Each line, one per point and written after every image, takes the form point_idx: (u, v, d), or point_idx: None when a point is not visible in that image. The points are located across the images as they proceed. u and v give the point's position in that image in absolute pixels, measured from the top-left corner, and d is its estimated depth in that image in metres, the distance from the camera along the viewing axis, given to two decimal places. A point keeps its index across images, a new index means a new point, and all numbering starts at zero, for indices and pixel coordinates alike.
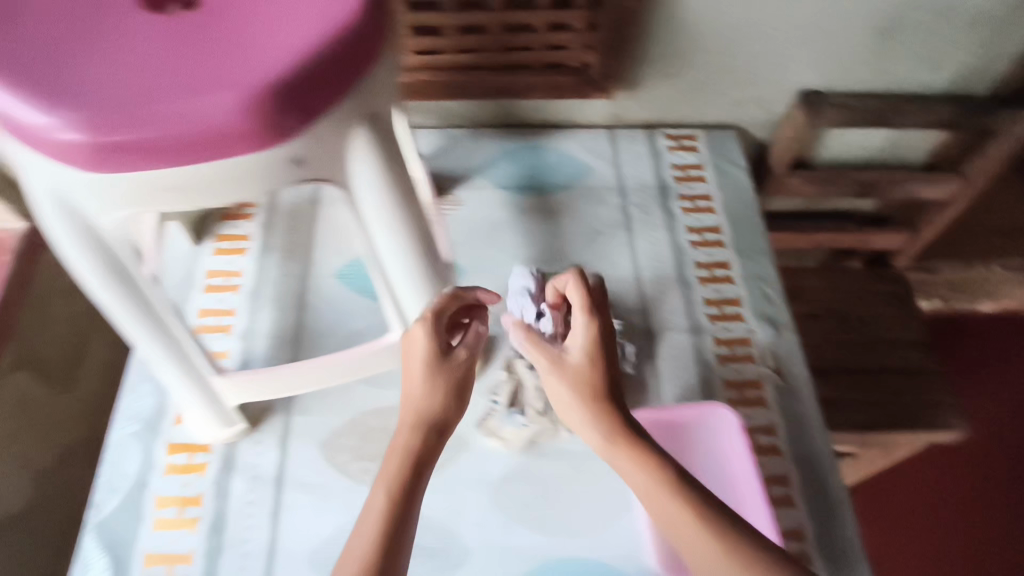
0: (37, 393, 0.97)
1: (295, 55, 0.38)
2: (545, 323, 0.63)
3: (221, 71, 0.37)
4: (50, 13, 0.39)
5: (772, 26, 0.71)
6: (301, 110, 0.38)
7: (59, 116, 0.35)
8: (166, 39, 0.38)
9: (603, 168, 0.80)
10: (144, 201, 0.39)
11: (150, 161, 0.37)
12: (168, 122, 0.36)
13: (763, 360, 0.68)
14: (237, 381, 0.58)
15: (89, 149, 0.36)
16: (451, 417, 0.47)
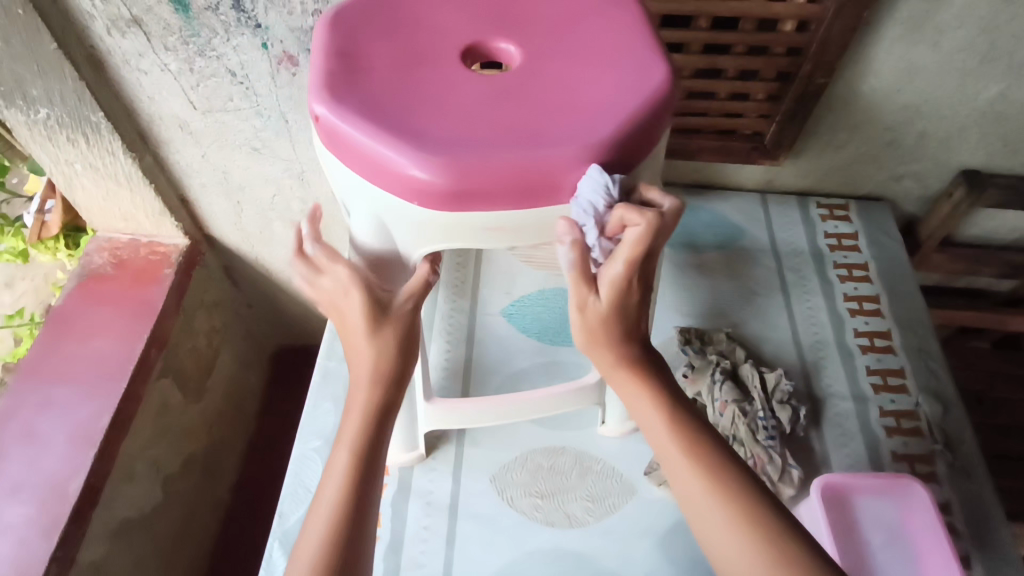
0: (178, 400, 1.01)
1: (623, 109, 0.37)
2: (720, 380, 0.64)
3: (553, 122, 0.36)
4: (382, 59, 0.39)
5: (946, 107, 0.73)
6: (622, 164, 0.37)
7: (410, 155, 0.35)
8: (499, 89, 0.38)
9: (756, 232, 0.83)
10: (452, 236, 0.38)
11: (483, 204, 0.36)
12: (515, 165, 0.35)
13: (931, 434, 0.67)
14: (443, 409, 0.60)
15: (433, 190, 0.35)
16: (407, 370, 0.41)
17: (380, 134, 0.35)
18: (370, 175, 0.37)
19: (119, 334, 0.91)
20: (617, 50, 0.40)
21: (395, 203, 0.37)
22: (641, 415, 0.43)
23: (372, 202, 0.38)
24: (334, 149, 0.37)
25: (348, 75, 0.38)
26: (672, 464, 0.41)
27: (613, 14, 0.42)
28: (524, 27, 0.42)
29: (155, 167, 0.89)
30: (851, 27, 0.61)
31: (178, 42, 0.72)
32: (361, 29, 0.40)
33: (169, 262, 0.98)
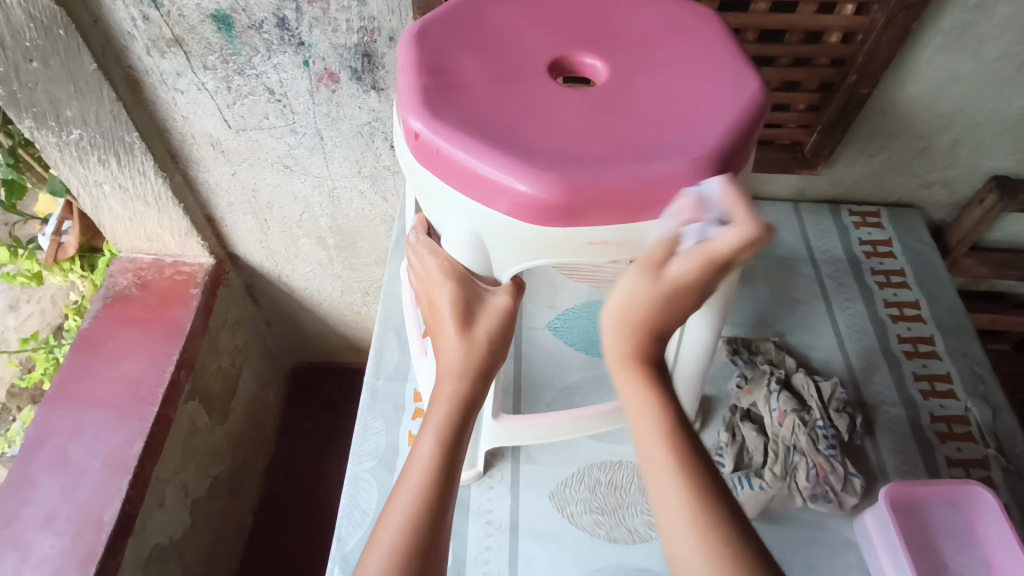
0: (204, 422, 0.99)
1: (720, 127, 0.39)
2: (776, 390, 0.64)
3: (654, 139, 0.39)
4: (473, 79, 0.41)
5: (981, 115, 0.74)
6: (720, 177, 0.39)
7: (514, 169, 0.37)
8: (590, 106, 0.40)
9: (792, 240, 0.83)
10: (550, 250, 0.40)
11: (584, 216, 0.38)
12: (617, 179, 0.37)
13: (984, 439, 0.67)
14: (509, 425, 0.59)
15: (536, 202, 0.37)
16: (496, 367, 0.43)
17: (484, 150, 0.37)
18: (470, 189, 0.39)
19: (148, 356, 0.90)
20: (702, 71, 0.42)
21: (496, 217, 0.39)
22: (640, 420, 0.40)
23: (473, 216, 0.40)
24: (434, 164, 0.40)
25: (445, 94, 0.40)
26: (657, 470, 0.38)
27: (689, 38, 0.45)
28: (603, 48, 0.44)
29: (184, 187, 0.88)
30: (898, 40, 0.63)
31: (218, 62, 0.73)
32: (449, 51, 0.43)
33: (195, 282, 0.96)
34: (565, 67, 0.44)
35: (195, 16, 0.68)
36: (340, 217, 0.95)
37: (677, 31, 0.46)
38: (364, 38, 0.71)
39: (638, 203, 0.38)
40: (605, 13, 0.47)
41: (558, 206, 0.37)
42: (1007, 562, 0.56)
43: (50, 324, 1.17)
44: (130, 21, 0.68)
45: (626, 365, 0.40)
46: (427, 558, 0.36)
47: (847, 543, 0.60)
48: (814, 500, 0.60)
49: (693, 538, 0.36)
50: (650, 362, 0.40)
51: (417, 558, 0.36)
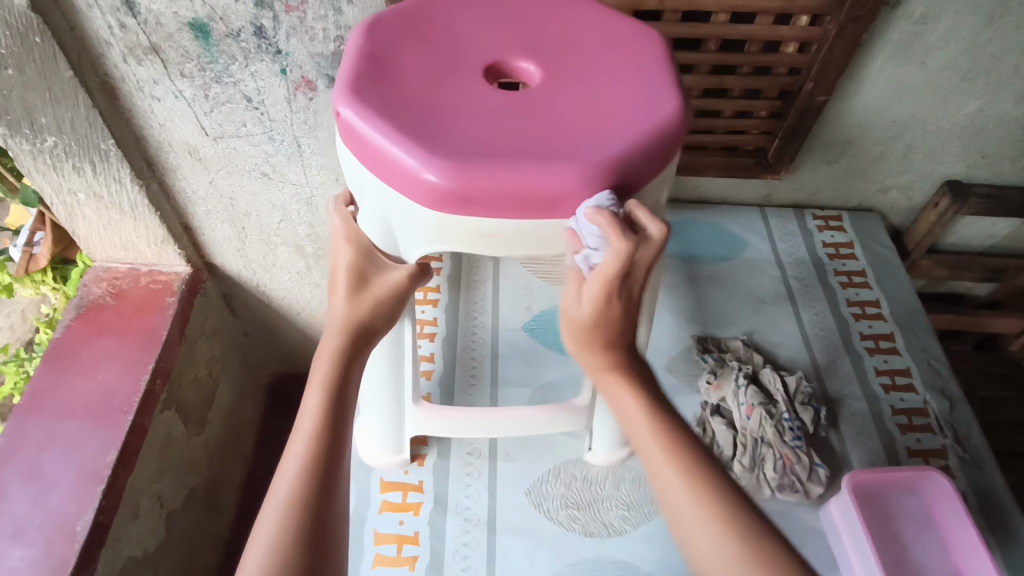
0: (181, 432, 0.98)
1: (631, 136, 0.41)
2: (744, 383, 0.67)
3: (563, 140, 0.41)
4: (408, 75, 0.44)
5: (932, 123, 0.79)
6: (620, 183, 0.41)
7: (420, 157, 0.40)
8: (509, 105, 0.43)
9: (758, 244, 0.86)
10: (453, 237, 0.43)
11: (477, 208, 0.41)
12: (514, 174, 0.39)
13: (941, 430, 0.70)
14: (427, 416, 0.60)
15: (441, 190, 0.40)
16: (379, 332, 0.45)
17: (399, 138, 0.40)
18: (384, 172, 0.42)
19: (123, 365, 0.89)
20: (636, 82, 0.45)
21: (409, 203, 0.42)
22: (620, 403, 0.43)
23: (390, 204, 0.44)
24: (359, 149, 0.42)
25: (378, 86, 0.43)
26: (642, 444, 0.41)
27: (627, 53, 0.47)
28: (539, 53, 0.47)
29: (160, 196, 0.89)
30: (850, 50, 0.67)
31: (195, 70, 0.74)
32: (395, 46, 0.46)
33: (171, 290, 0.96)
34: (501, 69, 0.47)
35: (173, 24, 0.69)
36: (318, 224, 0.96)
37: (618, 45, 0.48)
38: (341, 46, 0.73)
39: (537, 200, 0.40)
40: (554, 22, 0.50)
41: (455, 196, 0.40)
42: (964, 546, 0.58)
43: (19, 338, 1.15)
44: (107, 29, 0.69)
45: (605, 371, 0.44)
46: (324, 508, 0.37)
47: (814, 532, 0.61)
48: (781, 491, 0.62)
49: (689, 502, 0.38)
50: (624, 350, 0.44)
51: (316, 493, 0.37)
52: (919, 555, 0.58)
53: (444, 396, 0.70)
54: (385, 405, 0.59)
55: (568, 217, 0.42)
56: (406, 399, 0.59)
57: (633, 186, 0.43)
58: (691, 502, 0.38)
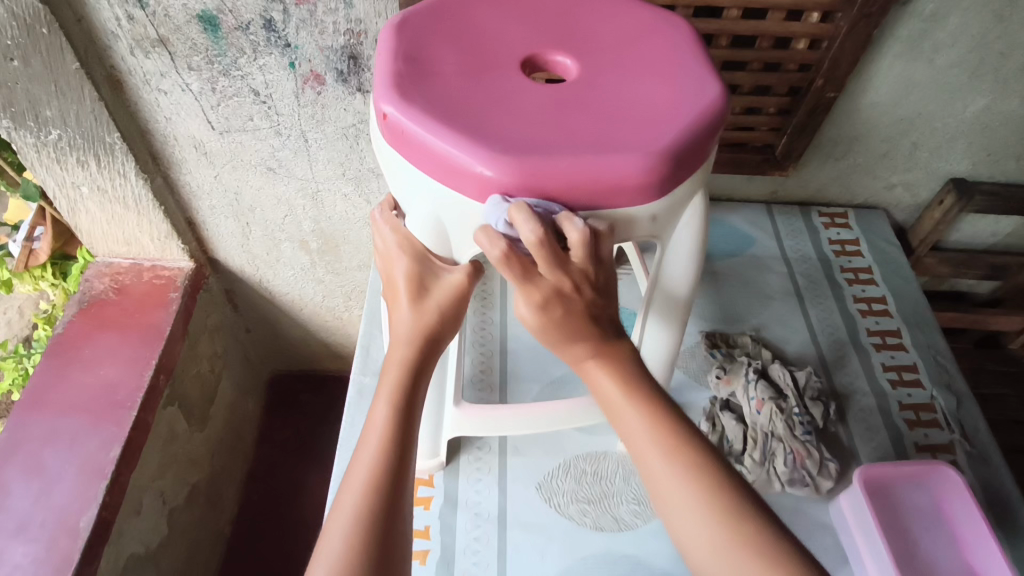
0: (184, 428, 0.98)
1: (683, 122, 0.40)
2: (753, 378, 0.67)
3: (615, 130, 0.39)
4: (445, 69, 0.43)
5: (938, 120, 0.79)
6: (677, 171, 0.39)
7: (471, 151, 0.37)
8: (554, 99, 0.41)
9: (765, 240, 0.86)
10: (507, 233, 0.40)
11: (534, 202, 0.38)
12: (572, 164, 0.37)
13: (949, 425, 0.70)
14: (466, 416, 0.59)
15: (497, 186, 0.37)
16: (444, 337, 0.43)
17: (448, 131, 0.38)
18: (431, 168, 0.39)
19: (127, 361, 0.89)
20: (675, 69, 0.43)
21: (460, 200, 0.39)
22: (607, 385, 0.43)
23: (436, 200, 0.40)
24: (403, 146, 0.40)
25: (418, 81, 0.41)
26: (634, 431, 0.42)
27: (660, 42, 0.46)
28: (576, 46, 0.46)
29: (164, 189, 0.89)
30: (859, 47, 0.67)
31: (203, 63, 0.74)
32: (427, 41, 0.44)
33: (174, 286, 0.96)
34: (537, 64, 0.45)
35: (181, 16, 0.69)
36: (323, 219, 0.96)
37: (650, 35, 0.47)
38: (350, 40, 0.73)
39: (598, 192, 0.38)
40: (581, 15, 0.48)
41: (512, 192, 0.38)
42: (975, 540, 0.58)
43: (18, 334, 1.14)
44: (114, 21, 0.69)
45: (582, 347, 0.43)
46: (389, 526, 0.37)
47: (824, 527, 0.62)
48: (791, 485, 0.62)
49: (686, 492, 0.39)
50: (609, 340, 0.43)
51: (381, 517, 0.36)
52: (930, 547, 0.59)
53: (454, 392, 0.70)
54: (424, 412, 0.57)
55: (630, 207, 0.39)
56: (444, 401, 0.57)
57: (688, 172, 0.40)
58: (697, 508, 0.39)
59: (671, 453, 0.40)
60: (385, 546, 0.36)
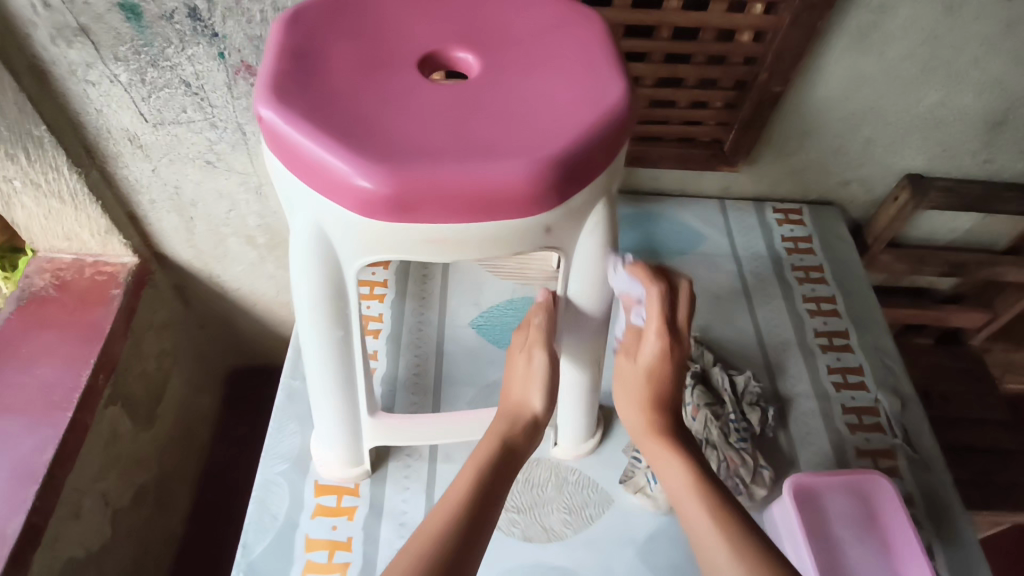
0: (127, 428, 0.95)
1: (582, 124, 0.37)
2: (690, 383, 0.65)
3: (507, 131, 0.36)
4: (331, 64, 0.39)
5: (891, 115, 0.77)
6: (573, 177, 0.36)
7: (346, 159, 0.34)
8: (447, 97, 0.38)
9: (717, 238, 0.84)
10: (390, 244, 0.37)
11: (417, 213, 0.35)
12: (455, 171, 0.34)
13: (891, 429, 0.69)
14: (385, 425, 0.56)
15: (372, 195, 0.34)
16: (516, 464, 0.47)
17: (321, 135, 0.35)
18: (308, 176, 0.36)
19: (64, 360, 0.85)
20: (582, 66, 0.40)
21: (337, 209, 0.36)
22: (666, 463, 0.49)
23: (314, 207, 0.37)
24: (278, 150, 0.37)
25: (296, 78, 0.38)
26: (683, 500, 0.47)
27: (573, 37, 0.42)
28: (480, 39, 0.42)
29: (101, 183, 0.84)
30: (804, 40, 0.65)
31: (129, 53, 0.70)
32: (317, 33, 0.41)
33: (116, 282, 0.92)
34: (438, 60, 0.42)
35: (101, 3, 0.66)
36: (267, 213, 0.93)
37: (563, 27, 0.43)
38: None
39: (484, 201, 0.35)
40: (491, 6, 0.45)
41: (390, 202, 0.35)
42: (903, 553, 0.58)
43: None
44: (30, 8, 0.65)
45: (648, 437, 0.51)
46: None
47: None
48: None
49: (726, 556, 0.42)
50: (667, 432, 0.51)
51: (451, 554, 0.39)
52: (859, 561, 0.58)
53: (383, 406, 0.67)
54: (335, 421, 0.54)
55: (521, 217, 0.36)
56: (360, 413, 0.54)
57: (586, 179, 0.37)
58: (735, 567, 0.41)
59: (717, 517, 0.44)
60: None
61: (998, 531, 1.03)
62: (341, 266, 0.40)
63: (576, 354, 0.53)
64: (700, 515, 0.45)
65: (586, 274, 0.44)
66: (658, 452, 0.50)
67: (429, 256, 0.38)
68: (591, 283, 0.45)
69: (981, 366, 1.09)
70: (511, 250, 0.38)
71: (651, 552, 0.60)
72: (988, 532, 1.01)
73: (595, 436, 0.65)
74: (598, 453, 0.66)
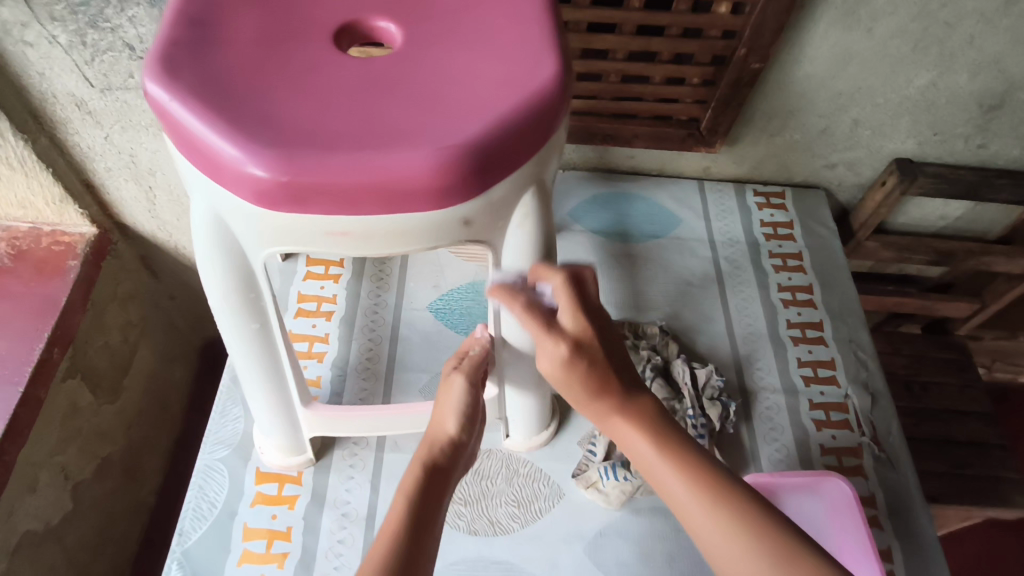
0: (89, 402, 0.90)
1: (499, 110, 0.34)
2: (649, 376, 0.63)
3: (415, 115, 0.34)
4: (233, 34, 0.36)
5: (879, 95, 0.72)
6: (487, 168, 0.34)
7: (235, 143, 0.32)
8: (356, 75, 0.35)
9: (693, 221, 0.80)
10: (293, 237, 0.35)
11: (316, 205, 0.33)
12: (354, 162, 0.32)
13: (859, 427, 0.67)
14: (318, 416, 0.54)
15: (264, 185, 0.32)
16: (435, 511, 0.42)
17: (209, 116, 0.32)
18: (200, 161, 0.34)
19: (14, 333, 0.80)
20: (510, 42, 0.37)
21: (231, 198, 0.34)
22: (628, 435, 0.41)
23: (210, 194, 0.35)
24: (169, 131, 0.34)
25: (191, 50, 0.35)
26: (657, 470, 0.39)
27: (503, 7, 0.39)
28: (402, 9, 0.39)
29: (50, 150, 0.78)
30: (785, 14, 0.60)
31: (65, 12, 0.65)
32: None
33: (73, 253, 0.85)
34: (356, 30, 0.39)
35: None
36: None
37: None
38: None
39: (387, 193, 0.33)
40: None
41: (283, 192, 0.33)
42: (859, 557, 0.56)
43: None
44: None
45: (592, 403, 0.42)
46: None
47: None
48: None
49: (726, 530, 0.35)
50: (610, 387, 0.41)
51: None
52: None
53: (331, 400, 0.64)
54: (270, 408, 0.52)
55: (431, 210, 0.34)
56: (293, 403, 0.53)
57: (504, 170, 0.35)
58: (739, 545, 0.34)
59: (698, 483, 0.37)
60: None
61: (974, 524, 1.01)
62: (246, 254, 0.38)
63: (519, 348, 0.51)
64: (674, 481, 0.38)
65: (517, 267, 0.44)
66: (601, 414, 0.42)
67: (337, 250, 0.36)
68: (524, 280, 0.44)
69: (967, 356, 1.05)
70: (428, 244, 0.37)
71: (600, 548, 0.58)
72: (961, 524, 0.99)
73: (549, 428, 0.63)
74: (552, 444, 0.64)
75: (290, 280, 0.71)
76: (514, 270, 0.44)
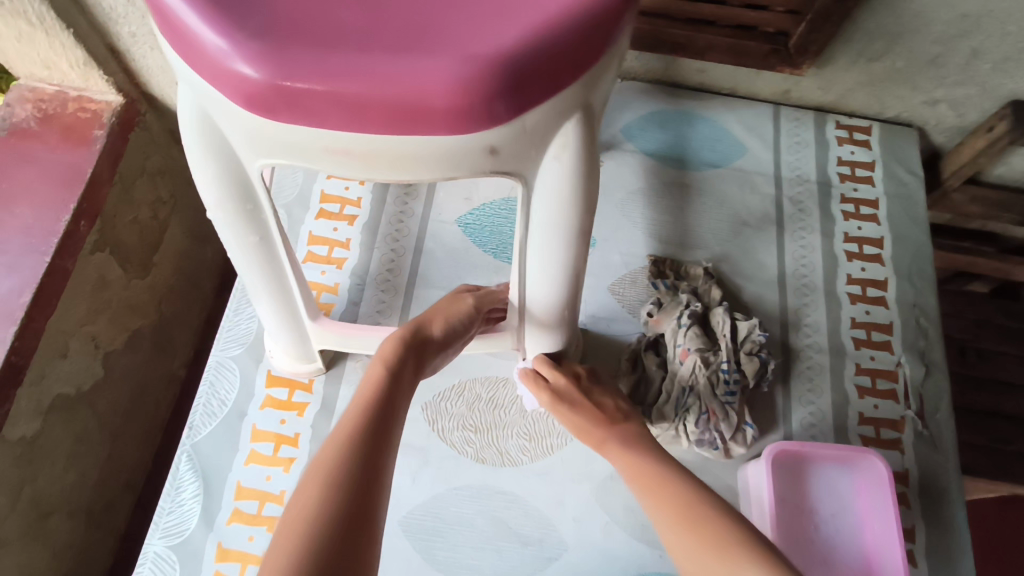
0: (119, 276, 0.82)
1: (537, 20, 0.29)
2: (684, 323, 0.59)
3: (437, 18, 0.29)
4: None
5: (1014, 22, 0.60)
6: (516, 88, 0.30)
7: (225, 36, 0.29)
8: None
9: (759, 152, 0.72)
10: (294, 151, 0.33)
11: (317, 116, 0.30)
12: (358, 69, 0.28)
13: (905, 399, 0.61)
14: (325, 331, 0.52)
15: (254, 86, 0.29)
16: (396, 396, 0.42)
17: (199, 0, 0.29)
18: (188, 52, 0.30)
19: (42, 202, 0.73)
20: None
21: (221, 100, 0.31)
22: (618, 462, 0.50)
23: (201, 92, 0.32)
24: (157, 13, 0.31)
25: None
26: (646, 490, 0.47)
27: None
28: None
29: (71, 7, 0.70)
30: None
31: None
32: None
33: (99, 122, 0.78)
34: None
35: None
36: None
37: None
38: None
39: (397, 110, 0.29)
40: None
41: (276, 98, 0.29)
42: (882, 538, 0.53)
43: None
44: None
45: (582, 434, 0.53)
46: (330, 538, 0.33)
47: (727, 491, 0.57)
48: (699, 445, 0.56)
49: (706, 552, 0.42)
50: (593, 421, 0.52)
51: (361, 452, 0.38)
52: (828, 538, 0.54)
53: (348, 310, 0.62)
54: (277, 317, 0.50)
55: (447, 134, 0.31)
56: (300, 315, 0.50)
57: (539, 93, 0.31)
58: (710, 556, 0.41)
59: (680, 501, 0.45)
60: (366, 486, 0.36)
61: (1000, 496, 0.97)
62: (242, 164, 0.35)
63: (545, 289, 0.46)
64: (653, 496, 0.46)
65: (550, 211, 0.38)
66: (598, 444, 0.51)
67: (343, 169, 0.33)
68: (559, 221, 0.39)
69: None
70: (447, 172, 0.33)
71: (608, 491, 0.56)
72: (985, 495, 0.95)
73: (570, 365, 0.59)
74: None
75: (314, 177, 0.67)
76: (547, 212, 0.38)
